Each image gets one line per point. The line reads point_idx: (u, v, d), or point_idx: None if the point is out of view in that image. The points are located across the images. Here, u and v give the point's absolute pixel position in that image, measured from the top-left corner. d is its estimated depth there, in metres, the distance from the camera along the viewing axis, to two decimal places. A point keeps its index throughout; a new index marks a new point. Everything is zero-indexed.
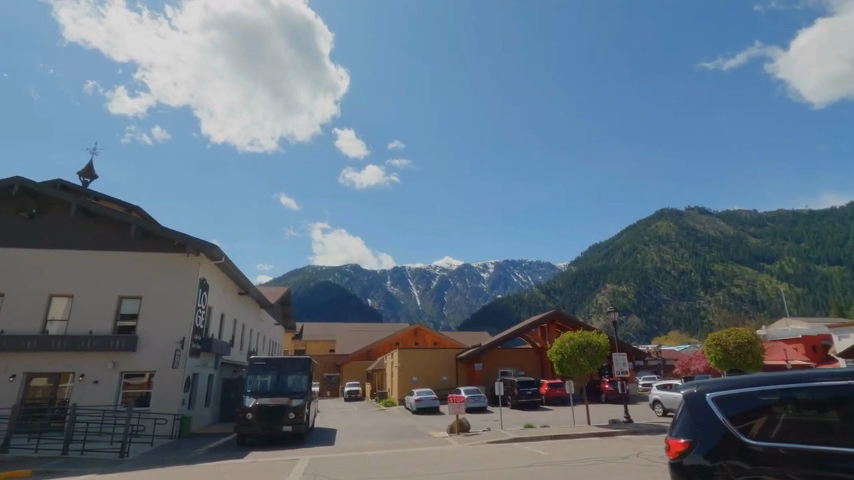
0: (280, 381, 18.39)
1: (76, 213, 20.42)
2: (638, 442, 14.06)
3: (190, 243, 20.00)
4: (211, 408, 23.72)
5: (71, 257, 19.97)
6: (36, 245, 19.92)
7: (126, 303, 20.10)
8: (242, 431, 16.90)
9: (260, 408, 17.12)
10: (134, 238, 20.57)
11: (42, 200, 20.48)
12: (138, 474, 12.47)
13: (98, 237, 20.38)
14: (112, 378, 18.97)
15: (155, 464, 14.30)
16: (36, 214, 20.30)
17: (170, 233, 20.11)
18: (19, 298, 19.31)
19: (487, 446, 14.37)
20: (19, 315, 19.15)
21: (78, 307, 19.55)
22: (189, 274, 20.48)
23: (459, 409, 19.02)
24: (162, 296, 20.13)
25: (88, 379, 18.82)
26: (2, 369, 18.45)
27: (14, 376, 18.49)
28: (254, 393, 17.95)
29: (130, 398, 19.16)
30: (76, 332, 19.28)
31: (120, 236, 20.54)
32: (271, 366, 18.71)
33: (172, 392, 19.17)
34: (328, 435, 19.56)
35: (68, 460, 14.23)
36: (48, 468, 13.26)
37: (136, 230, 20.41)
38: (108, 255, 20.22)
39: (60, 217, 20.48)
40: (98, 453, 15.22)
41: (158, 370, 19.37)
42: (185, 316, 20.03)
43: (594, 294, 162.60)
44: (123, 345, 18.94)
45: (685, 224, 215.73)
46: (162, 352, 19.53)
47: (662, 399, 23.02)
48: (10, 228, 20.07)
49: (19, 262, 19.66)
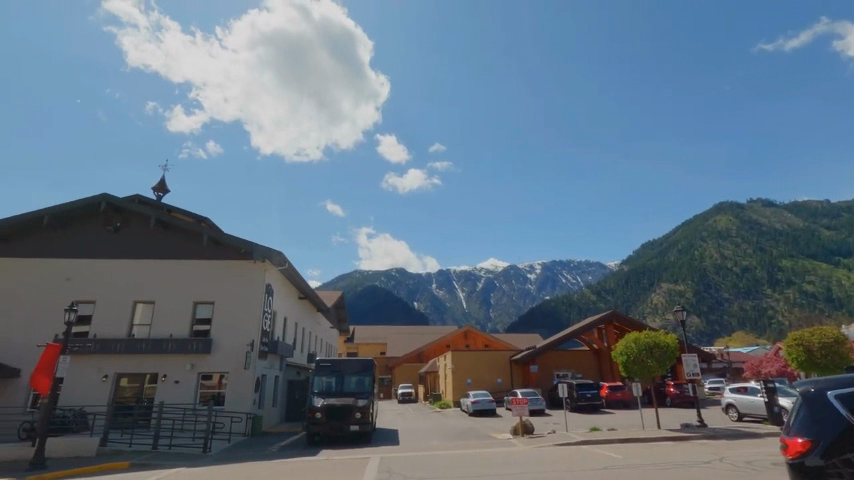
0: (344, 381, 18.97)
1: (155, 225, 22.01)
2: (717, 447, 13.41)
3: (257, 250, 21.13)
4: (278, 407, 24.77)
5: (151, 265, 21.56)
6: (121, 255, 21.62)
7: (200, 308, 21.45)
8: (311, 430, 17.54)
9: (328, 407, 17.75)
10: (206, 247, 21.92)
11: (125, 214, 22.20)
12: (223, 468, 13.26)
13: (174, 247, 21.87)
14: (191, 378, 20.27)
15: (235, 460, 15.15)
16: (120, 226, 21.99)
17: (239, 241, 21.31)
18: (109, 305, 20.99)
19: (556, 449, 14.14)
20: (109, 320, 20.82)
21: (160, 312, 21.05)
22: (257, 279, 21.60)
23: (522, 411, 18.89)
24: (232, 300, 21.33)
25: (170, 380, 20.22)
26: (96, 369, 20.09)
27: (107, 376, 20.10)
28: (321, 393, 18.59)
29: (207, 398, 20.40)
30: (159, 335, 20.76)
31: (193, 245, 21.95)
32: (335, 367, 19.32)
33: (245, 392, 20.25)
34: (392, 435, 19.92)
35: (159, 454, 15.35)
36: (143, 461, 14.37)
37: (208, 239, 21.76)
38: (184, 263, 21.65)
39: (141, 229, 22.11)
40: (184, 448, 16.33)
41: (231, 371, 20.52)
42: (254, 320, 21.14)
43: (649, 294, 155.59)
44: (199, 347, 20.19)
45: (748, 217, 202.35)
46: (234, 354, 20.68)
47: (736, 403, 21.72)
48: (98, 240, 21.84)
49: (108, 271, 21.39)
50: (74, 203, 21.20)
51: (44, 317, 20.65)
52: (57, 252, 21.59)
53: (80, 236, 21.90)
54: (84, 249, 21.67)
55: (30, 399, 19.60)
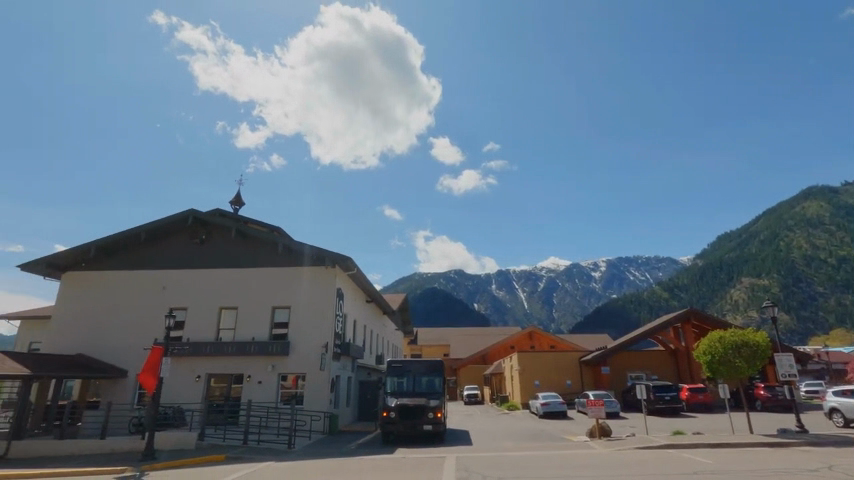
0: (416, 382, 19.42)
1: (235, 236, 23.71)
2: (823, 454, 12.34)
3: (328, 256, 22.19)
4: (352, 407, 25.70)
5: (233, 273, 23.23)
6: (207, 265, 23.49)
7: (278, 312, 22.80)
8: (387, 429, 18.05)
9: (402, 407, 18.20)
10: (281, 255, 23.29)
11: (209, 227, 24.10)
12: (308, 463, 14.04)
13: (253, 255, 23.44)
14: (273, 379, 21.59)
15: (317, 456, 15.96)
16: (205, 239, 23.90)
17: (310, 248, 22.48)
18: (198, 311, 22.84)
19: (638, 452, 13.61)
20: (199, 325, 22.67)
21: (242, 316, 22.60)
22: (328, 283, 22.65)
23: (598, 413, 18.36)
24: (307, 304, 22.49)
25: (254, 380, 21.64)
26: (190, 370, 21.90)
27: (199, 376, 21.85)
28: (394, 393, 19.11)
29: (288, 397, 21.62)
30: (243, 338, 22.31)
31: (270, 253, 23.40)
32: (407, 368, 19.79)
33: (321, 392, 21.26)
34: (463, 435, 20.08)
35: (250, 449, 16.50)
36: (237, 455, 15.56)
37: (283, 248, 23.11)
38: (262, 271, 23.14)
39: (224, 240, 23.89)
40: (271, 444, 17.44)
41: (309, 372, 21.65)
42: (327, 322, 22.20)
43: (729, 289, 144.59)
44: (279, 349, 21.45)
45: (843, 202, 182.40)
46: (311, 355, 21.78)
47: (841, 408, 19.69)
48: (187, 251, 23.84)
49: (197, 280, 23.31)
50: (166, 219, 23.30)
51: (145, 322, 22.82)
52: (152, 263, 23.79)
53: (172, 248, 23.99)
54: (176, 260, 23.74)
55: (136, 397, 21.74)
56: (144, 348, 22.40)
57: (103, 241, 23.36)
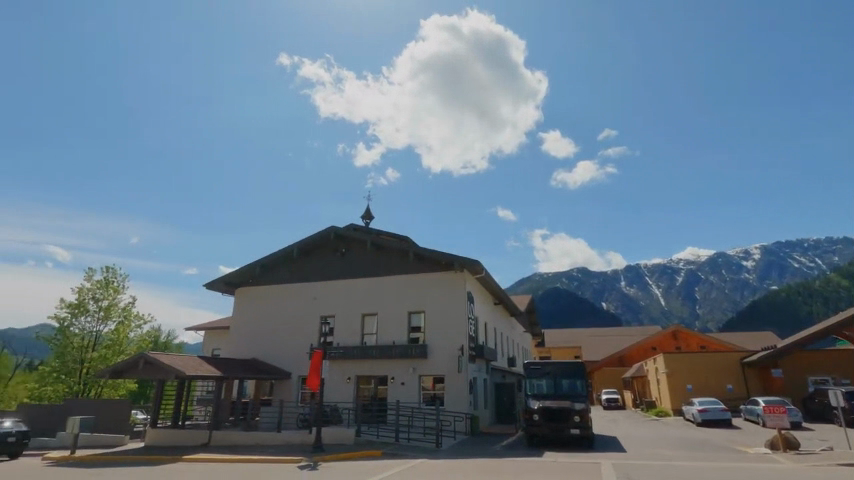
0: (557, 384, 18.90)
1: (371, 247, 25.60)
2: None
3: (457, 260, 22.81)
4: (490, 409, 25.82)
5: (371, 282, 25.07)
6: (349, 275, 25.70)
7: (414, 317, 24.02)
8: (531, 432, 17.68)
9: (545, 409, 17.72)
10: (412, 262, 24.55)
11: (347, 240, 26.39)
12: (459, 462, 14.50)
13: (388, 264, 25.05)
14: (414, 380, 22.74)
15: (466, 455, 16.33)
16: (345, 251, 26.22)
17: (440, 254, 23.33)
18: (344, 318, 25.02)
19: (845, 470, 11.46)
20: (346, 330, 24.82)
21: (383, 322, 24.24)
22: (458, 287, 23.26)
23: (780, 422, 15.90)
24: (440, 308, 23.37)
25: (398, 381, 23.00)
26: (342, 372, 23.98)
27: (350, 378, 23.81)
28: (535, 396, 18.72)
29: (429, 398, 22.59)
30: (385, 342, 23.91)
31: (402, 261, 24.81)
32: (546, 370, 19.32)
33: (461, 393, 21.87)
34: (613, 441, 18.93)
35: (402, 446, 17.55)
36: (392, 451, 16.66)
37: (414, 255, 24.36)
38: (397, 278, 24.62)
39: (361, 251, 25.94)
40: (419, 442, 18.34)
41: (448, 373, 22.40)
42: (461, 325, 22.83)
43: None
44: (419, 352, 22.54)
45: None
46: (448, 358, 22.57)
47: None
48: (331, 264, 26.34)
49: (341, 289, 25.62)
50: (312, 237, 26.06)
51: (302, 330, 25.70)
52: (303, 277, 26.73)
53: (318, 262, 26.71)
54: (322, 273, 26.38)
55: (300, 395, 24.57)
56: (303, 352, 25.25)
57: (264, 259, 26.96)
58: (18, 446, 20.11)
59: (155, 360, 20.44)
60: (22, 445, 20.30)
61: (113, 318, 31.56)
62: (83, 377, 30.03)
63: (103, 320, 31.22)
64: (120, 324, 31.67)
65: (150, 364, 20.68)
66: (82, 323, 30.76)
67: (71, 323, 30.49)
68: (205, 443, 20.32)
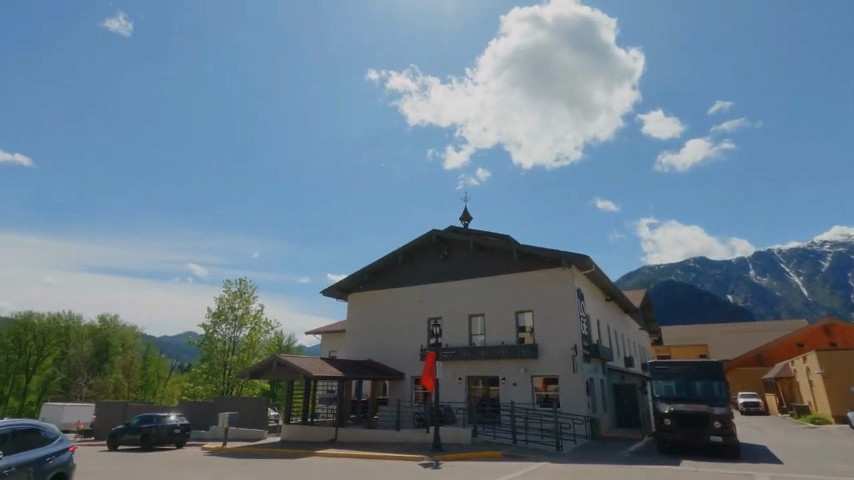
0: (689, 386, 17.21)
1: (473, 248, 25.67)
2: None
3: (564, 257, 21.95)
4: (609, 412, 24.30)
5: (475, 283, 25.10)
6: (453, 277, 25.99)
7: (522, 316, 23.53)
8: (663, 438, 16.24)
9: (678, 414, 16.19)
10: (517, 261, 24.16)
11: (449, 242, 26.76)
12: (584, 467, 13.85)
13: (491, 264, 24.93)
14: (527, 381, 22.21)
15: (591, 460, 15.54)
16: (448, 253, 26.60)
17: (545, 251, 22.66)
18: (451, 319, 25.29)
19: None
20: (454, 332, 25.04)
21: (490, 322, 24.10)
22: (567, 285, 22.39)
23: None
24: (550, 306, 22.67)
25: (509, 382, 22.61)
26: (452, 372, 24.09)
27: (460, 378, 23.83)
28: (664, 399, 17.20)
29: (544, 399, 21.91)
30: (493, 342, 23.71)
31: (506, 260, 24.53)
32: (675, 371, 17.67)
33: (578, 394, 20.98)
34: (763, 451, 16.75)
35: (521, 448, 17.23)
36: (512, 452, 16.42)
37: (517, 254, 23.96)
38: (501, 277, 24.37)
39: (464, 253, 26.13)
40: (538, 444, 17.86)
41: (562, 374, 21.59)
42: (573, 324, 21.90)
43: None
44: (529, 352, 22.01)
45: None
46: (561, 358, 21.78)
47: None
48: (435, 267, 26.87)
49: (446, 291, 25.99)
50: (416, 241, 26.85)
51: (411, 331, 26.45)
52: (409, 281, 27.59)
53: (422, 265, 27.41)
54: (427, 276, 27.00)
55: (413, 395, 25.33)
56: (414, 353, 26.02)
57: (372, 265, 28.32)
58: (182, 437, 23.33)
59: (286, 362, 22.45)
60: (185, 437, 23.50)
61: (247, 325, 35.38)
62: (227, 377, 34.08)
63: (239, 327, 35.16)
64: (252, 329, 35.40)
65: (282, 366, 22.76)
66: (222, 329, 34.92)
67: (214, 330, 34.77)
68: (332, 439, 21.84)
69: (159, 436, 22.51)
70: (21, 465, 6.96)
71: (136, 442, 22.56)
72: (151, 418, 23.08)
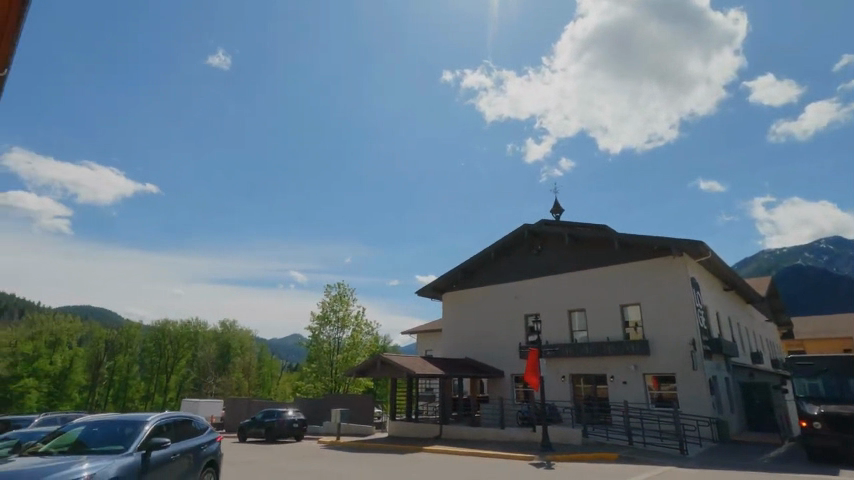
0: (841, 385, 14.90)
1: (568, 240, 24.66)
2: None
3: (673, 244, 20.22)
4: (738, 414, 21.88)
5: (574, 277, 24.04)
6: (549, 271, 25.12)
7: (628, 310, 22.10)
8: (812, 443, 14.14)
9: (830, 416, 14.04)
10: (619, 251, 22.74)
11: (543, 236, 25.96)
12: (717, 473, 12.53)
13: (590, 256, 23.72)
14: (639, 379, 20.76)
15: (724, 466, 14.04)
16: (541, 248, 25.81)
17: (652, 239, 21.05)
18: (550, 315, 24.42)
19: None
20: (553, 329, 24.13)
21: (593, 317, 22.92)
22: (679, 274, 20.62)
23: None
24: (660, 299, 21.01)
25: (618, 380, 21.29)
26: (555, 370, 23.21)
27: (564, 376, 22.90)
28: (810, 399, 15.05)
29: (660, 398, 20.34)
30: (598, 338, 22.49)
31: (606, 251, 23.21)
32: (821, 368, 15.40)
33: (700, 393, 19.21)
34: None
35: (639, 450, 16.12)
36: (629, 455, 15.38)
37: (619, 244, 22.54)
38: (602, 270, 23.09)
39: (559, 246, 25.18)
40: (658, 447, 16.54)
41: (680, 372, 19.86)
42: (689, 317, 20.07)
43: None
44: (640, 348, 20.57)
45: None
46: (677, 354, 20.05)
47: None
48: (529, 263, 26.21)
49: (542, 286, 25.20)
50: (508, 237, 26.43)
51: (508, 329, 26.00)
52: (503, 277, 27.18)
53: (515, 262, 26.89)
54: (521, 272, 26.40)
55: (515, 393, 24.82)
56: (513, 351, 25.52)
57: (464, 264, 28.34)
58: (300, 431, 25.19)
59: (389, 360, 23.30)
60: (303, 430, 25.33)
61: (349, 326, 37.33)
62: (334, 376, 36.23)
63: (342, 328, 37.21)
64: (354, 330, 37.28)
65: (386, 364, 23.63)
66: (327, 331, 37.17)
67: (320, 332, 37.12)
68: (438, 435, 22.19)
69: (281, 430, 24.51)
70: (183, 452, 7.89)
71: (262, 434, 24.82)
72: (273, 413, 25.22)
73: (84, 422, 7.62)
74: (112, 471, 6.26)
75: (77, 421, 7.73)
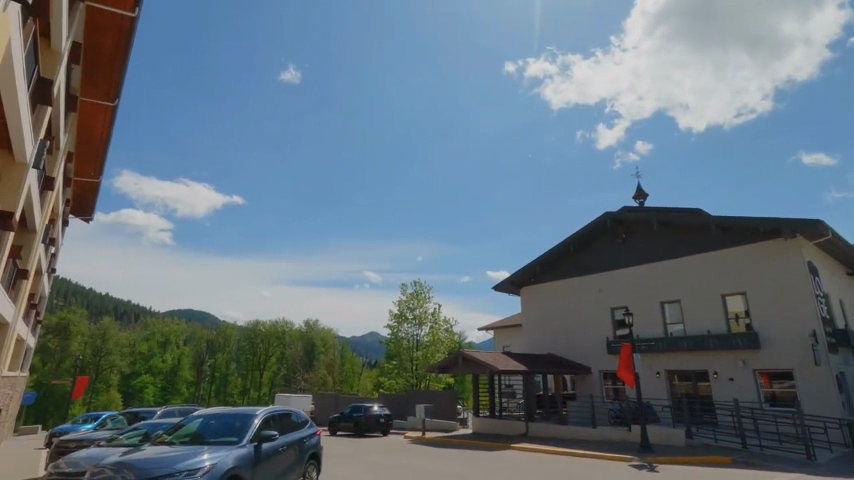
0: None
1: (657, 227, 22.99)
2: None
3: (784, 225, 18.07)
4: None
5: (665, 266, 22.36)
6: (636, 261, 23.59)
7: (731, 301, 20.13)
8: None
9: None
10: (718, 236, 20.79)
11: (627, 224, 24.45)
12: None
13: (684, 243, 21.93)
14: (748, 375, 18.81)
15: None
16: (627, 237, 24.33)
17: (757, 221, 18.95)
18: (640, 307, 22.91)
19: None
20: (644, 322, 22.61)
21: (690, 309, 21.15)
22: (793, 258, 18.42)
23: None
24: (770, 287, 18.90)
25: (723, 376, 19.45)
26: (648, 366, 21.71)
27: (659, 372, 21.35)
28: None
29: (775, 397, 18.29)
30: (696, 332, 20.72)
31: (703, 237, 21.33)
32: None
33: (825, 392, 17.03)
34: None
35: (755, 454, 14.59)
36: (745, 459, 13.95)
37: (718, 228, 20.59)
38: (698, 258, 21.23)
39: (646, 234, 23.58)
40: (779, 451, 14.85)
41: (798, 368, 17.71)
42: (807, 306, 17.86)
43: None
44: (748, 342, 18.65)
45: None
46: (794, 348, 17.90)
47: None
48: (613, 252, 24.80)
49: (629, 277, 23.72)
50: (588, 226, 25.18)
51: (593, 323, 24.78)
52: (585, 269, 25.97)
53: (598, 253, 25.59)
54: (605, 262, 25.06)
55: (604, 391, 23.55)
56: (599, 346, 24.24)
57: (543, 257, 27.44)
58: (387, 426, 25.77)
59: (471, 356, 23.19)
60: (389, 425, 25.91)
61: (426, 323, 37.71)
62: (415, 372, 36.80)
63: (420, 325, 37.69)
64: (432, 327, 37.64)
65: (467, 360, 23.53)
66: (406, 328, 37.80)
67: (398, 329, 37.83)
68: (524, 433, 21.64)
69: (368, 424, 25.29)
70: (289, 444, 8.30)
71: (351, 428, 25.76)
72: (360, 408, 26.08)
73: (203, 414, 8.25)
74: (230, 461, 6.69)
75: (196, 413, 8.36)
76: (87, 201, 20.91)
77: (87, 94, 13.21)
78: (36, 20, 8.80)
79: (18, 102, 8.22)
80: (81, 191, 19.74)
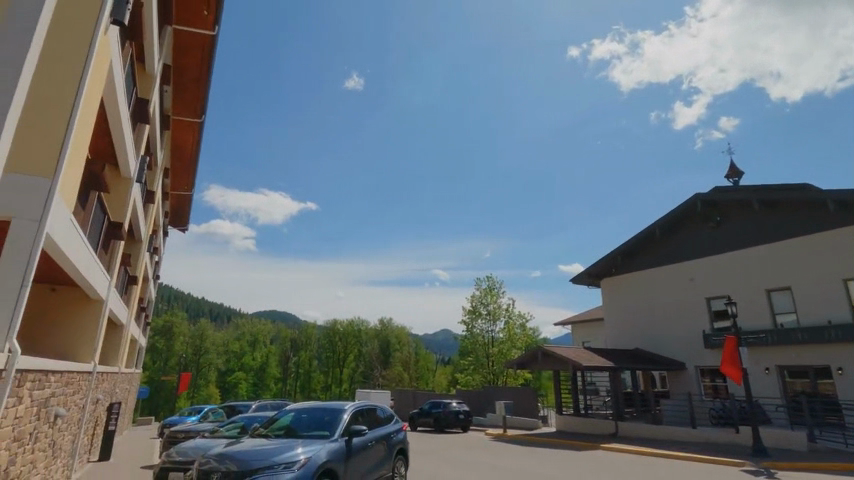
0: None
1: (758, 207, 20.70)
2: None
3: None
4: None
5: (770, 250, 20.06)
6: (734, 246, 21.40)
7: None
8: None
9: None
10: (835, 214, 18.24)
11: (721, 207, 22.30)
12: None
13: (792, 224, 19.54)
14: None
15: None
16: (721, 220, 22.20)
17: None
18: (741, 297, 20.75)
19: None
20: (748, 313, 20.43)
21: (803, 297, 18.77)
22: None
23: None
24: None
25: (850, 373, 16.98)
26: (755, 362, 19.57)
27: (768, 368, 19.16)
28: None
29: None
30: (813, 323, 18.33)
31: (816, 215, 18.85)
32: None
33: None
34: None
35: None
36: None
37: (835, 205, 18.07)
38: (810, 239, 18.80)
39: (745, 215, 21.34)
40: None
41: None
42: None
43: None
44: None
45: None
46: None
47: None
48: (706, 238, 22.72)
49: (727, 263, 21.57)
50: (675, 211, 23.31)
51: (685, 316, 22.85)
52: (673, 257, 24.02)
53: (688, 239, 23.56)
54: (696, 249, 23.00)
55: (702, 389, 21.57)
56: (694, 340, 22.24)
57: (624, 246, 25.82)
58: (467, 422, 25.52)
59: (551, 352, 22.25)
60: (468, 421, 25.63)
61: (501, 319, 37.03)
62: (491, 368, 36.26)
63: (494, 321, 37.09)
64: (507, 323, 36.90)
65: (547, 356, 22.64)
66: (480, 324, 37.34)
67: (472, 325, 37.44)
68: (614, 433, 20.35)
69: (448, 420, 25.22)
70: (377, 439, 8.28)
71: (431, 424, 25.82)
72: (439, 404, 26.08)
73: (296, 408, 8.47)
74: (323, 454, 6.76)
75: (288, 407, 8.59)
76: (182, 212, 22.70)
77: (177, 111, 14.21)
78: (132, 43, 9.53)
79: (121, 121, 8.93)
80: (176, 203, 21.46)
